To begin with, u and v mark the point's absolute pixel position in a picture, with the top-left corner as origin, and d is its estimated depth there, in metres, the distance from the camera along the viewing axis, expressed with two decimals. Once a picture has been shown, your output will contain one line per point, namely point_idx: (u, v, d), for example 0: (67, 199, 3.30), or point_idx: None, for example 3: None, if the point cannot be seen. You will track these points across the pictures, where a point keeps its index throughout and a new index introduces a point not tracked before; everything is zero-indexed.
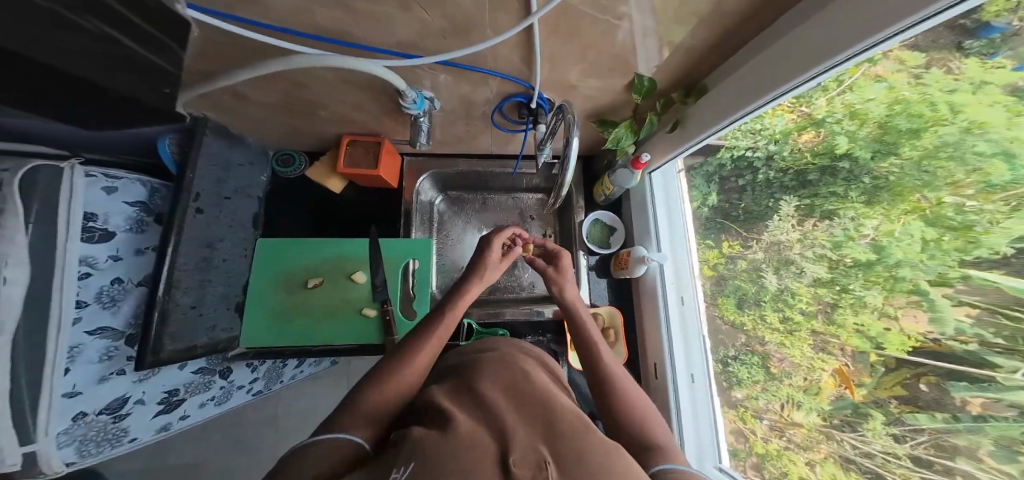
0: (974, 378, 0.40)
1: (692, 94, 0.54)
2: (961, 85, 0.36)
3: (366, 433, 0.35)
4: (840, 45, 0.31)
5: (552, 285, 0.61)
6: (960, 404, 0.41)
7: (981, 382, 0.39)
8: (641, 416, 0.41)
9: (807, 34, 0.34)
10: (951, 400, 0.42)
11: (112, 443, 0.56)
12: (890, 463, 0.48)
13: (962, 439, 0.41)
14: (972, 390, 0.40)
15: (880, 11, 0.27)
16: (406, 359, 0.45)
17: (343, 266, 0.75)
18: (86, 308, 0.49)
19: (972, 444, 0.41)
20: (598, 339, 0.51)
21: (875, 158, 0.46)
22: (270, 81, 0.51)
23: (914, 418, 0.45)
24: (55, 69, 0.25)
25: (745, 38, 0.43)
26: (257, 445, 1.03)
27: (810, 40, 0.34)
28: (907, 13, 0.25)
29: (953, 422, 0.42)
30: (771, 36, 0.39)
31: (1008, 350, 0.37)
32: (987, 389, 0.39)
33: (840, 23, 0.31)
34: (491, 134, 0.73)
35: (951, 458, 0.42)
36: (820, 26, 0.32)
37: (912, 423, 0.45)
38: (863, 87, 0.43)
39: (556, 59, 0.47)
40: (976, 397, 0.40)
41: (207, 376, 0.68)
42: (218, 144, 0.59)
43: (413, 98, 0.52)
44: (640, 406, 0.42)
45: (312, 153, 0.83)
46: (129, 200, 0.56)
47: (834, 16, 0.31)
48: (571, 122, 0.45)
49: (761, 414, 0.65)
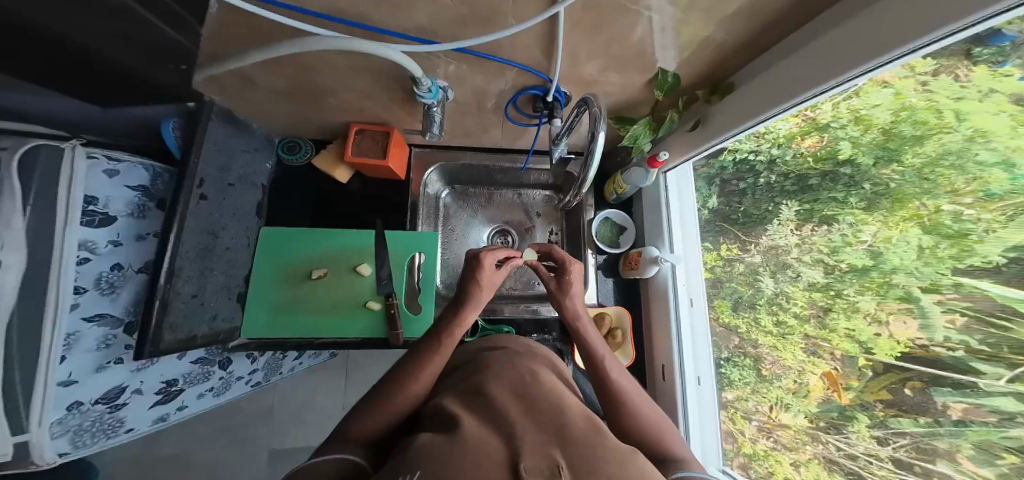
0: (957, 384, 0.42)
1: (718, 93, 0.54)
2: (968, 93, 0.36)
3: (358, 455, 0.36)
4: (886, 45, 0.30)
5: (554, 299, 0.60)
6: (941, 409, 0.43)
7: (965, 388, 0.41)
8: (651, 428, 0.42)
9: (854, 31, 0.33)
10: (934, 405, 0.43)
11: (107, 433, 0.55)
12: (873, 465, 0.50)
13: (943, 442, 0.44)
14: (955, 395, 0.42)
15: (927, 14, 0.27)
16: (402, 386, 0.44)
17: (348, 258, 0.74)
18: (84, 294, 0.48)
19: (952, 447, 0.43)
20: (604, 352, 0.51)
21: (877, 164, 0.47)
22: (281, 64, 0.50)
23: (898, 422, 0.47)
24: None
25: (780, 36, 0.43)
26: (250, 440, 1.02)
27: (857, 37, 0.33)
28: (971, 9, 0.24)
29: (935, 426, 0.44)
30: (816, 29, 0.38)
31: (992, 356, 0.39)
32: (971, 395, 0.41)
33: (892, 18, 0.30)
34: (502, 127, 0.73)
35: (932, 461, 0.45)
36: (872, 20, 0.31)
37: (895, 426, 0.47)
38: (868, 94, 0.43)
39: (575, 51, 0.47)
40: (959, 403, 0.41)
41: (207, 366, 0.67)
42: (223, 130, 0.58)
43: (428, 86, 0.51)
44: (647, 418, 0.43)
45: (318, 141, 0.82)
46: (131, 184, 0.55)
47: (884, 15, 0.30)
48: (598, 114, 0.45)
49: (750, 415, 0.68)
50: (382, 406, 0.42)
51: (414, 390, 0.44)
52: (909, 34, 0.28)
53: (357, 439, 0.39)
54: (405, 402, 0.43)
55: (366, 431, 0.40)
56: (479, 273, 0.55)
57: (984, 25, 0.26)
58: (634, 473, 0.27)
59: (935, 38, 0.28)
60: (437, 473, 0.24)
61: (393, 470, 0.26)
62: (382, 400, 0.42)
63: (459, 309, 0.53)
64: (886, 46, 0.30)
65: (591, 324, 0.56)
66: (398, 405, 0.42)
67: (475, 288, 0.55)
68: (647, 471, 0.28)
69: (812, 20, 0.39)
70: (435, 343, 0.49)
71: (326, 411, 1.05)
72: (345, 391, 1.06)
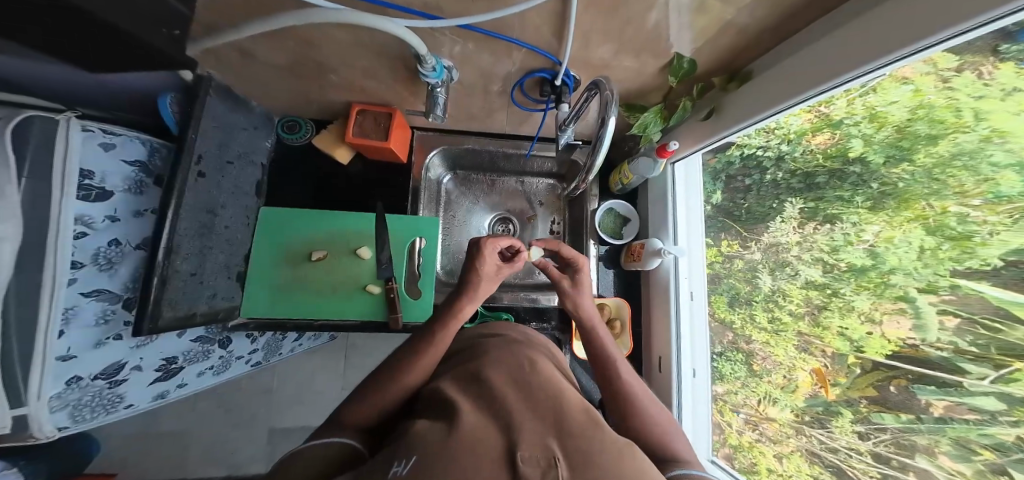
0: (941, 383, 0.42)
1: (736, 79, 0.52)
2: (990, 91, 0.36)
3: (354, 442, 0.36)
4: (898, 42, 0.30)
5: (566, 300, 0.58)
6: (924, 405, 0.44)
7: (949, 386, 0.42)
8: (641, 428, 0.42)
9: (868, 27, 0.33)
10: (917, 402, 0.45)
11: (107, 408, 0.56)
12: (852, 458, 0.52)
13: (923, 438, 0.45)
14: (938, 393, 0.43)
15: (944, 12, 0.27)
16: (398, 376, 0.44)
17: (347, 241, 0.74)
18: (81, 269, 0.47)
19: (931, 443, 0.44)
20: (615, 355, 0.51)
21: (887, 163, 0.46)
22: (280, 37, 0.48)
23: (880, 418, 0.49)
24: (87, 9, 0.35)
25: (805, 23, 0.42)
26: (247, 417, 1.04)
27: (868, 34, 0.33)
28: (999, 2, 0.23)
29: (916, 423, 0.45)
30: (844, 17, 0.37)
31: (979, 356, 0.40)
32: (953, 394, 0.42)
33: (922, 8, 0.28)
34: (508, 112, 0.71)
35: (911, 456, 0.46)
36: (905, 9, 0.30)
37: (877, 422, 0.49)
38: (886, 90, 0.42)
39: (589, 33, 0.45)
40: (942, 400, 0.42)
41: (206, 344, 0.68)
42: (222, 105, 0.56)
43: (432, 65, 0.49)
44: (648, 417, 0.43)
45: (318, 121, 0.80)
46: (128, 159, 0.53)
47: (910, 7, 0.30)
48: (609, 99, 0.44)
49: (738, 408, 0.69)
50: (379, 394, 0.42)
51: (411, 379, 0.44)
52: (919, 32, 0.28)
53: (353, 426, 0.39)
54: (401, 390, 0.43)
55: (362, 418, 0.40)
56: (481, 263, 0.54)
57: (989, 28, 0.27)
58: (630, 469, 0.27)
59: (943, 38, 0.28)
60: (434, 462, 0.24)
61: (389, 457, 0.26)
62: (378, 388, 0.43)
63: (456, 300, 0.52)
64: (898, 44, 0.30)
65: (595, 322, 0.56)
66: (393, 391, 0.43)
67: (474, 278, 0.54)
68: (644, 467, 0.29)
69: (836, 8, 0.38)
70: (430, 333, 0.49)
71: (325, 391, 1.06)
72: (344, 372, 1.07)
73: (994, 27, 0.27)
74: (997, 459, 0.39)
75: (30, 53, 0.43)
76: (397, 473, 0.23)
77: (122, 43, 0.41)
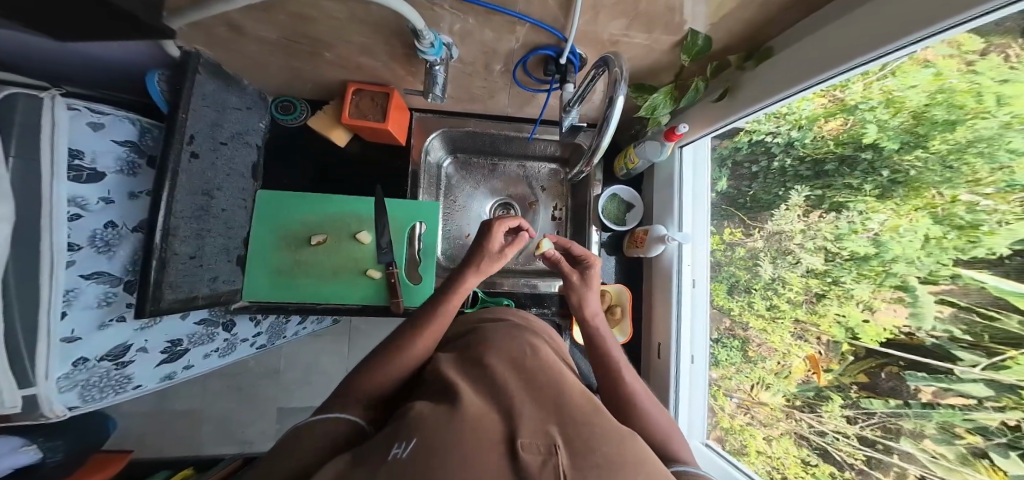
0: (934, 369, 0.43)
1: (754, 58, 0.50)
2: (1016, 75, 0.33)
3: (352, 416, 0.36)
4: (917, 23, 0.29)
5: (569, 293, 0.58)
6: (913, 391, 0.45)
7: (939, 373, 0.43)
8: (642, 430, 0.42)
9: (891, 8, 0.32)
10: (906, 388, 0.46)
11: (116, 389, 0.57)
12: (839, 440, 0.54)
13: (908, 423, 0.46)
14: (928, 380, 0.44)
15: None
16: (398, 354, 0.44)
17: (347, 225, 0.73)
18: (79, 252, 0.47)
19: (917, 427, 0.45)
20: (620, 361, 0.51)
21: (900, 150, 0.44)
22: (273, 11, 0.46)
23: (869, 403, 0.50)
24: None
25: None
26: (253, 397, 1.06)
27: (887, 16, 0.32)
28: None
29: (904, 408, 0.46)
30: None
31: (972, 345, 0.40)
32: (942, 380, 0.43)
33: None
34: (510, 92, 0.69)
35: (895, 439, 0.48)
36: None
37: (866, 406, 0.50)
38: (907, 73, 0.39)
39: (597, 6, 0.43)
40: (930, 386, 0.44)
41: (210, 327, 0.68)
42: (212, 84, 0.54)
43: (430, 41, 0.47)
44: (649, 417, 0.43)
45: (313, 100, 0.78)
46: (118, 139, 0.52)
47: None
48: (618, 76, 0.42)
49: (731, 392, 0.71)
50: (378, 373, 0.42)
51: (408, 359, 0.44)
52: (940, 14, 0.27)
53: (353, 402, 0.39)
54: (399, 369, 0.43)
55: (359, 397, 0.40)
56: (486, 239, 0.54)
57: (999, 15, 0.26)
58: (631, 458, 0.27)
59: (947, 26, 0.28)
60: (434, 445, 0.24)
61: (389, 437, 0.26)
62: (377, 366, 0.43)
63: (459, 277, 0.53)
64: (911, 27, 0.29)
65: (602, 331, 0.55)
66: (397, 370, 0.43)
67: (477, 257, 0.54)
68: (645, 457, 0.29)
69: None
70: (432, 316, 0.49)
71: (328, 373, 1.09)
72: (347, 354, 1.09)
73: (1009, 12, 0.26)
74: (978, 443, 0.40)
75: (9, 26, 0.41)
76: (397, 455, 0.23)
77: (102, 16, 0.35)
